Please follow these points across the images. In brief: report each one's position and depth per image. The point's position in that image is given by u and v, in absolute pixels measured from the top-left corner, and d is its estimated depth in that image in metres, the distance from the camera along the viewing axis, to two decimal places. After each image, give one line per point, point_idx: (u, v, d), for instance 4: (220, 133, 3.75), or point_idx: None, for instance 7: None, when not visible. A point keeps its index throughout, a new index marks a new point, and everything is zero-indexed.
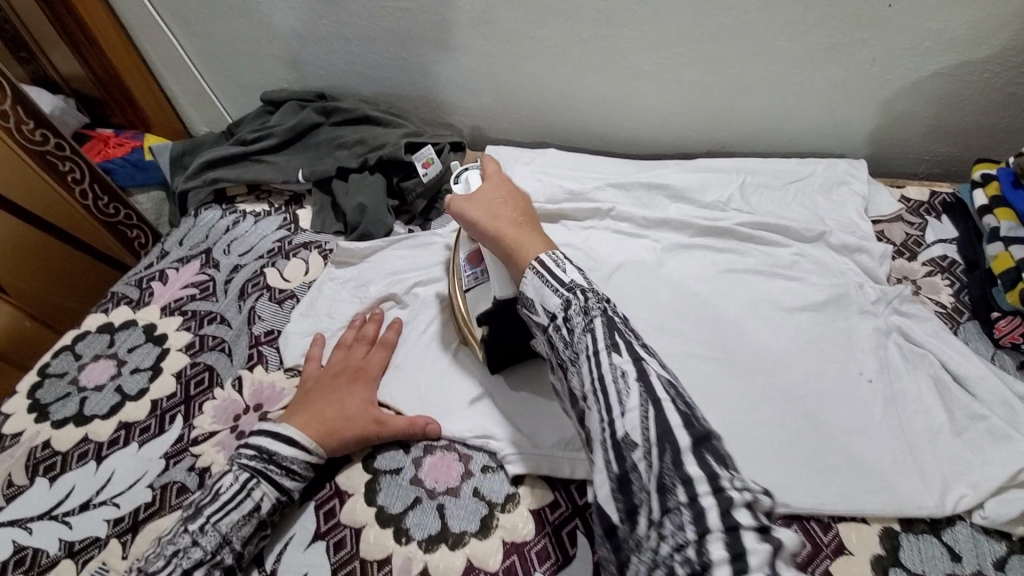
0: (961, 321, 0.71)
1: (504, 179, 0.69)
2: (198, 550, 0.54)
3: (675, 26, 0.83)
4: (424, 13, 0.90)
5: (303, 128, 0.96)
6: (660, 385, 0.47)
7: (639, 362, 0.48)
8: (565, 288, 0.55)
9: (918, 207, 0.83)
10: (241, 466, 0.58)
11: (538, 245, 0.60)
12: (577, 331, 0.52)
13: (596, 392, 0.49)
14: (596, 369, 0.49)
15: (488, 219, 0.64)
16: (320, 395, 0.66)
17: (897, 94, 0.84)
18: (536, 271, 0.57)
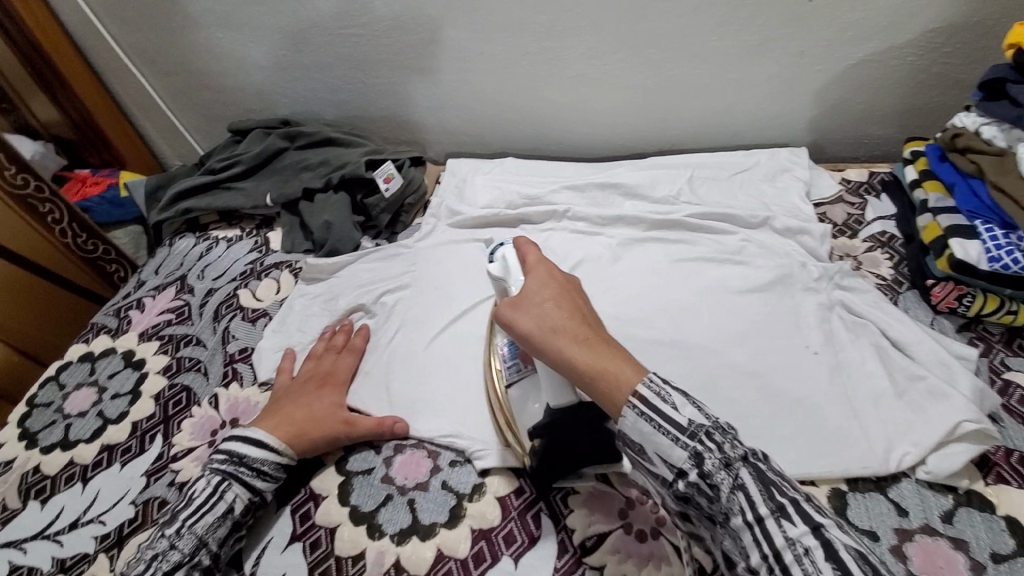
0: (901, 291, 0.74)
1: (553, 270, 0.55)
2: (175, 553, 0.55)
3: (615, 33, 0.87)
4: (379, 37, 0.95)
5: (268, 154, 1.00)
6: (853, 560, 0.37)
7: (817, 528, 0.39)
8: (688, 436, 0.43)
9: (858, 187, 0.87)
10: (212, 470, 0.60)
11: (629, 370, 0.47)
12: (724, 492, 0.42)
13: (772, 575, 0.39)
14: (766, 544, 0.40)
15: (554, 342, 0.49)
16: (290, 401, 0.68)
17: (830, 83, 0.89)
18: (640, 410, 0.44)
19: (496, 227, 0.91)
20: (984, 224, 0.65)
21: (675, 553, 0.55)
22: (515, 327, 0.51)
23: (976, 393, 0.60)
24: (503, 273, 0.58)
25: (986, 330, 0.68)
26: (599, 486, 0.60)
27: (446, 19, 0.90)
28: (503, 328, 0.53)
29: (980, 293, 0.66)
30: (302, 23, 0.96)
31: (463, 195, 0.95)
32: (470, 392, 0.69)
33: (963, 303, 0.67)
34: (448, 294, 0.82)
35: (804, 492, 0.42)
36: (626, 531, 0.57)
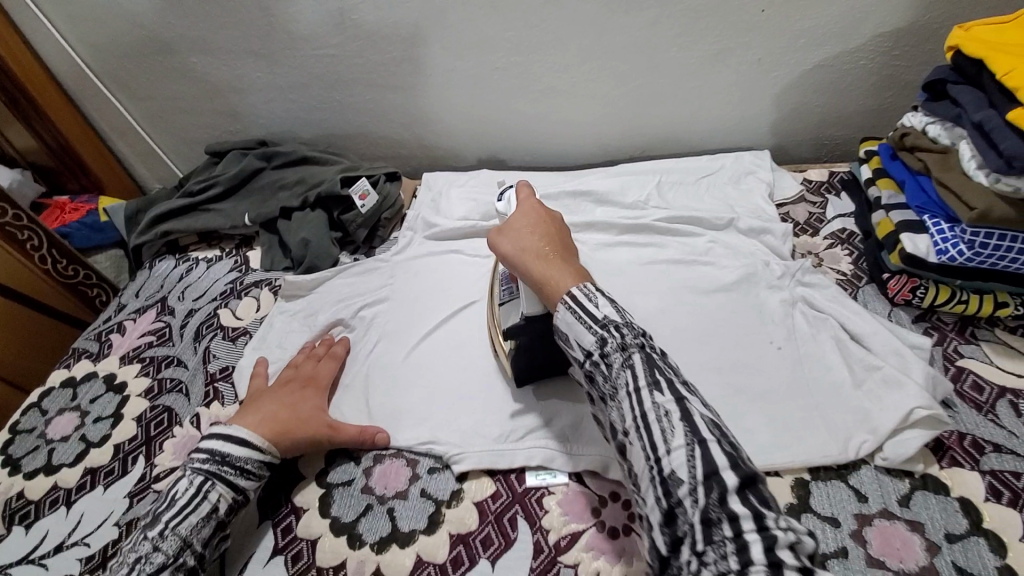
0: (861, 285, 0.76)
1: (539, 207, 0.69)
2: (159, 554, 0.56)
3: (579, 47, 0.90)
4: (351, 58, 0.97)
5: (245, 174, 1.02)
6: (704, 425, 0.46)
7: (681, 400, 0.47)
8: (600, 325, 0.53)
9: (819, 186, 0.90)
10: (194, 470, 0.61)
11: (570, 278, 0.59)
12: (616, 368, 0.51)
13: (638, 432, 0.48)
14: (639, 409, 0.48)
15: (518, 255, 0.64)
16: (273, 399, 0.70)
17: (788, 87, 0.92)
18: (568, 304, 0.55)
19: (470, 237, 0.93)
20: (932, 219, 0.66)
21: (646, 549, 0.57)
22: (498, 246, 0.66)
23: (929, 380, 0.63)
24: None
25: (940, 320, 0.70)
26: (572, 485, 0.63)
27: (415, 38, 0.92)
28: (490, 247, 0.68)
29: (932, 285, 0.69)
30: (275, 46, 0.98)
31: (438, 208, 0.97)
32: (447, 400, 0.71)
33: (917, 295, 0.70)
34: (425, 305, 0.84)
35: (683, 379, 0.51)
36: (599, 529, 0.59)
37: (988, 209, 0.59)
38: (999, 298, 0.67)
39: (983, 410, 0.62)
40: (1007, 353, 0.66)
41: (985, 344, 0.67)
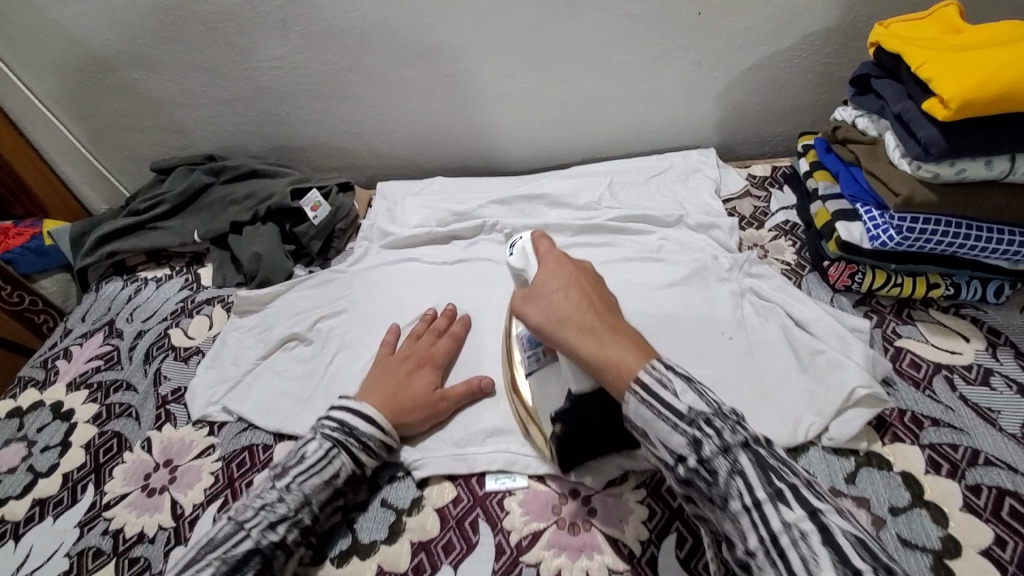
0: (804, 274, 0.79)
1: (566, 262, 0.59)
2: (283, 505, 0.56)
3: (526, 53, 0.92)
4: (298, 68, 0.96)
5: (193, 190, 1.00)
6: (851, 546, 0.38)
7: (814, 515, 0.40)
8: (687, 422, 0.45)
9: (762, 181, 0.94)
10: (324, 436, 0.61)
11: (632, 355, 0.49)
12: (722, 477, 0.43)
13: (768, 557, 0.40)
14: (764, 528, 0.41)
15: (557, 327, 0.54)
16: (389, 377, 0.68)
17: (729, 87, 0.96)
18: (640, 396, 0.46)
19: (427, 245, 0.93)
20: (863, 206, 0.70)
21: (606, 543, 0.57)
22: (529, 319, 0.56)
23: (868, 360, 0.65)
24: (523, 264, 0.62)
25: (879, 303, 0.73)
26: (533, 486, 0.63)
27: (362, 47, 0.92)
28: (519, 319, 0.58)
29: (869, 269, 0.72)
30: (219, 59, 0.96)
31: (395, 217, 0.97)
32: None
33: (855, 280, 0.73)
34: (383, 316, 0.83)
35: (806, 479, 0.43)
36: (560, 526, 0.59)
37: (911, 193, 0.62)
38: (931, 280, 0.71)
39: (920, 386, 0.65)
40: (941, 332, 0.69)
41: (921, 324, 0.71)
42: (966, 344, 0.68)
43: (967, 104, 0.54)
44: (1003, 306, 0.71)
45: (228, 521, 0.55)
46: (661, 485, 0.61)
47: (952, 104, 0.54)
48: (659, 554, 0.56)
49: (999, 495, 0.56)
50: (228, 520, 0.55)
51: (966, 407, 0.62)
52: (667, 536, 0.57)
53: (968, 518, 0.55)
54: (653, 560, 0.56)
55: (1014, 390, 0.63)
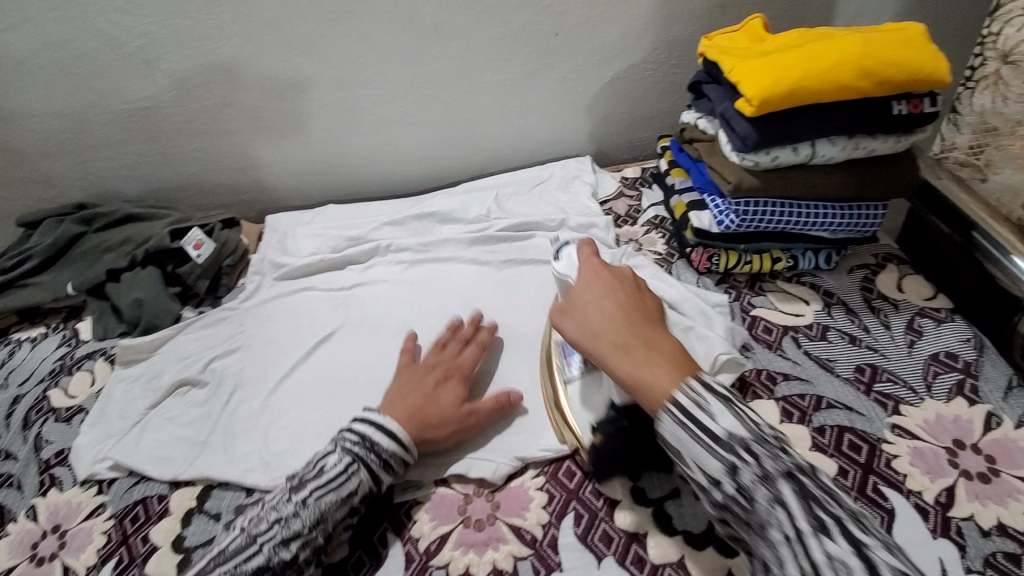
0: (674, 261, 0.87)
1: (605, 271, 0.60)
2: (298, 521, 0.56)
3: (402, 78, 0.95)
4: (169, 108, 0.95)
5: (65, 240, 0.94)
6: None
7: (861, 548, 0.41)
8: (725, 447, 0.46)
9: (634, 182, 1.02)
10: (345, 450, 0.61)
11: (668, 376, 0.50)
12: (762, 505, 0.44)
13: None
14: (806, 561, 0.41)
15: (593, 343, 0.55)
16: (414, 391, 0.67)
17: (595, 100, 1.04)
18: (675, 414, 0.48)
19: (324, 272, 0.93)
20: (709, 197, 0.79)
21: (509, 532, 0.60)
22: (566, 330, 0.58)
23: (727, 331, 0.73)
24: (567, 270, 0.64)
25: (736, 279, 0.82)
26: (439, 490, 0.65)
27: (235, 82, 0.93)
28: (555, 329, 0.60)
29: (723, 251, 0.81)
30: (79, 103, 0.92)
31: (287, 247, 0.96)
32: (312, 438, 0.72)
33: (713, 261, 0.81)
34: (284, 347, 0.83)
35: (850, 510, 0.44)
36: (466, 524, 0.61)
37: (739, 181, 0.72)
38: (774, 255, 0.81)
39: (774, 347, 0.74)
40: (786, 299, 0.79)
41: (771, 294, 0.80)
42: (807, 307, 0.78)
43: (764, 101, 0.64)
44: (834, 271, 0.82)
45: (244, 535, 0.56)
46: (558, 471, 0.65)
47: (755, 100, 0.64)
48: (559, 534, 0.60)
49: (840, 432, 0.64)
50: (244, 534, 0.56)
51: (810, 361, 0.72)
52: (565, 516, 0.61)
53: (817, 455, 0.63)
54: (553, 541, 0.59)
55: (846, 341, 0.73)
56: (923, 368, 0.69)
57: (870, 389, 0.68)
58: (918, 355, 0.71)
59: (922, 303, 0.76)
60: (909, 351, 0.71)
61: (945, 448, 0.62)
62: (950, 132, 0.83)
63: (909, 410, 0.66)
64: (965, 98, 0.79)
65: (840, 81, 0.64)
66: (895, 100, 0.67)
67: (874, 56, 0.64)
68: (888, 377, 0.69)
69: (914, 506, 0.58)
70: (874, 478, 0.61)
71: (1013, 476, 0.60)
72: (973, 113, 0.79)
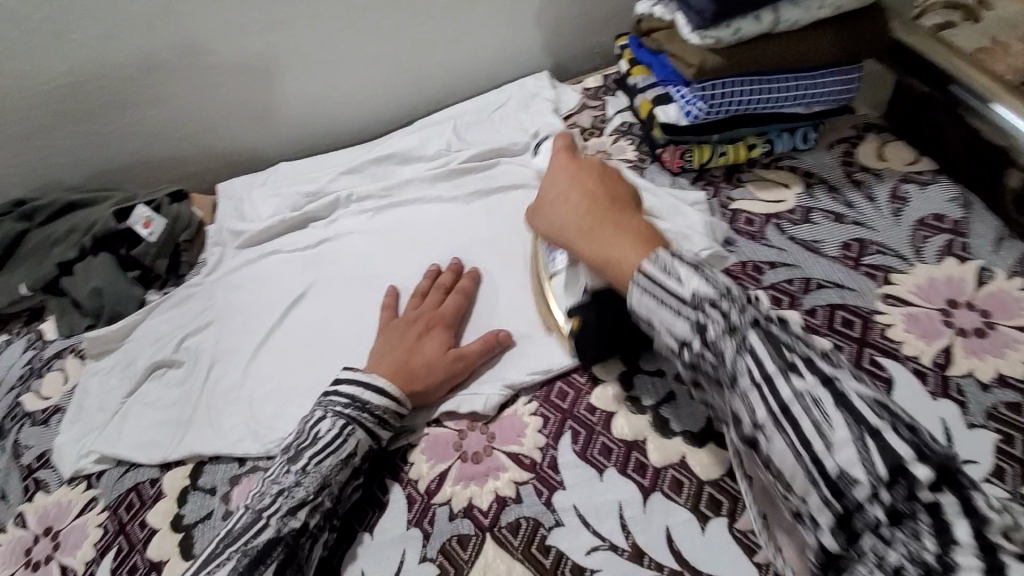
0: (646, 166, 0.81)
1: (573, 165, 0.62)
2: (302, 490, 0.53)
3: (331, 11, 0.88)
4: (86, 80, 0.87)
5: (6, 241, 0.89)
6: (869, 407, 0.36)
7: (830, 379, 0.38)
8: (691, 306, 0.44)
9: (597, 92, 0.96)
10: (336, 413, 0.58)
11: (633, 251, 0.51)
12: (729, 356, 0.42)
13: (777, 427, 0.39)
14: (774, 402, 0.39)
15: (561, 233, 0.59)
16: (397, 345, 0.65)
17: (543, 7, 0.97)
18: (642, 284, 0.47)
19: (285, 233, 0.88)
20: (674, 88, 0.73)
21: (508, 459, 0.59)
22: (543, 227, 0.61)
23: (705, 226, 0.70)
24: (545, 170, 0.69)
25: (713, 174, 0.78)
26: (432, 431, 0.63)
27: (149, 40, 0.85)
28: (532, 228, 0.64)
29: (695, 146, 0.76)
30: None
31: (242, 213, 0.91)
32: (297, 400, 0.70)
33: (687, 159, 0.76)
34: (255, 315, 0.80)
35: (820, 348, 0.41)
36: (463, 459, 0.60)
37: (703, 62, 0.67)
38: (750, 142, 0.76)
39: (757, 238, 0.70)
40: (766, 187, 0.75)
41: (750, 184, 0.76)
42: (789, 191, 0.74)
43: None
44: (813, 150, 0.77)
45: (249, 513, 0.53)
46: (549, 394, 0.63)
47: None
48: (557, 455, 0.58)
49: (832, 311, 0.62)
50: (248, 512, 0.53)
51: (795, 245, 0.69)
52: (562, 436, 0.60)
53: (811, 337, 0.61)
54: (553, 462, 0.58)
55: (831, 220, 0.70)
56: (913, 234, 0.67)
57: (860, 263, 0.65)
58: (907, 222, 0.68)
59: (906, 169, 0.72)
60: (897, 219, 0.68)
61: (940, 310, 0.61)
62: None
63: (900, 277, 0.64)
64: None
65: None
66: None
67: None
68: (877, 249, 0.66)
69: (912, 372, 0.57)
70: (870, 350, 0.59)
71: (1009, 327, 0.58)
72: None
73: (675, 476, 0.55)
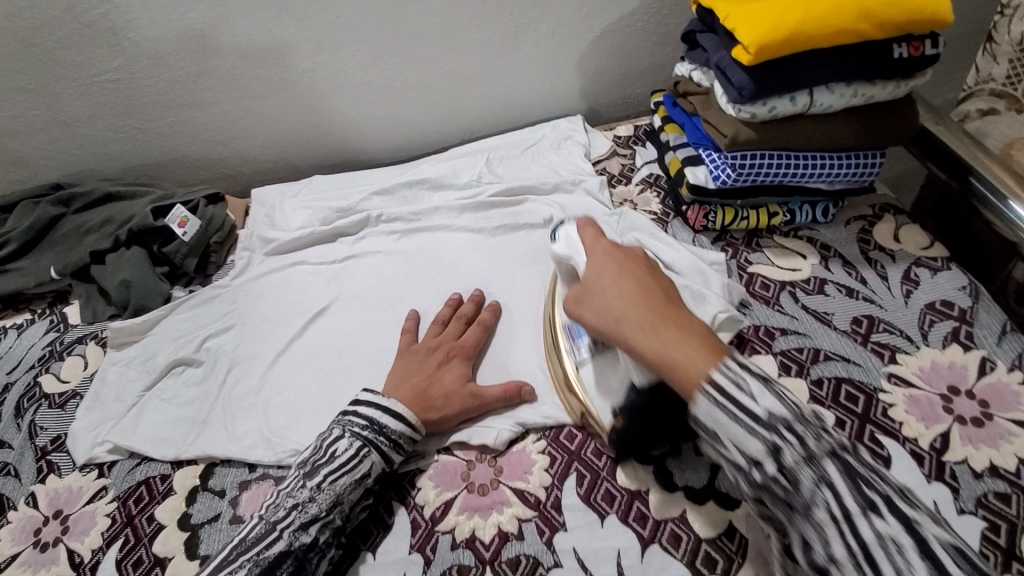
0: (669, 221, 0.85)
1: (617, 253, 0.56)
2: (315, 505, 0.56)
3: (383, 40, 0.92)
4: (142, 79, 0.90)
5: (42, 223, 0.91)
6: (947, 555, 0.40)
7: (906, 522, 0.42)
8: (768, 428, 0.44)
9: (627, 140, 1.00)
10: (354, 433, 0.60)
11: (703, 357, 0.47)
12: (807, 488, 0.43)
13: (857, 566, 0.41)
14: (855, 540, 0.42)
15: (610, 326, 0.52)
16: (417, 371, 0.67)
17: (585, 56, 1.01)
18: (713, 398, 0.45)
19: (313, 245, 0.91)
20: (705, 152, 0.77)
21: (513, 495, 0.61)
22: (584, 319, 0.55)
23: (724, 287, 0.72)
24: (569, 250, 0.60)
25: (733, 237, 0.81)
26: (442, 459, 0.65)
27: (207, 49, 0.88)
28: (570, 318, 0.57)
29: (719, 208, 0.79)
30: (44, 78, 0.88)
31: (274, 222, 0.94)
32: (312, 412, 0.72)
33: (710, 219, 0.80)
34: (278, 323, 0.82)
35: (888, 482, 0.44)
36: (469, 490, 0.62)
37: (736, 134, 0.71)
38: (771, 210, 0.79)
39: (771, 304, 0.73)
40: (783, 254, 0.78)
41: (768, 250, 0.79)
42: (805, 261, 0.77)
43: (762, 48, 0.62)
44: (831, 224, 0.81)
45: (262, 522, 0.55)
46: (559, 434, 0.65)
47: (751, 49, 0.63)
48: (562, 496, 0.60)
49: (837, 384, 0.65)
50: (261, 522, 0.55)
51: (807, 315, 0.71)
52: (568, 477, 0.62)
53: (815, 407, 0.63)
54: (556, 502, 0.60)
55: (843, 294, 0.73)
56: (921, 318, 0.69)
57: (868, 340, 0.68)
58: (915, 305, 0.71)
59: (918, 253, 0.75)
60: (906, 301, 0.71)
61: (941, 395, 0.63)
62: (985, 62, 0.84)
63: (905, 359, 0.66)
64: (1002, 26, 0.81)
65: (841, 25, 0.62)
66: (896, 43, 0.65)
67: None
68: (885, 328, 0.69)
69: (910, 453, 0.59)
70: (871, 427, 0.61)
71: (1005, 419, 0.61)
72: (1010, 41, 0.80)
73: (674, 530, 0.57)
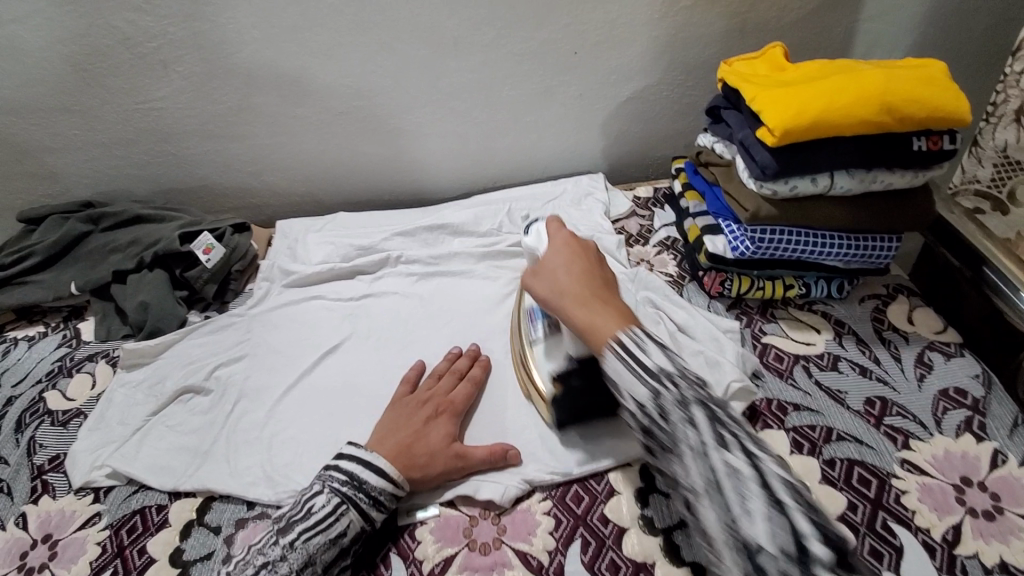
0: (684, 284, 0.86)
1: (573, 243, 0.66)
2: (285, 565, 0.55)
3: (418, 91, 0.95)
4: (184, 110, 0.94)
5: (67, 240, 0.93)
6: (783, 488, 0.43)
7: (754, 461, 0.45)
8: (652, 375, 0.49)
9: (647, 202, 1.02)
10: (332, 489, 0.60)
11: (614, 322, 0.55)
12: (675, 425, 0.48)
13: (709, 496, 0.45)
14: (708, 472, 0.45)
15: (556, 300, 0.61)
16: (405, 423, 0.66)
17: (610, 118, 1.05)
18: (617, 352, 0.52)
19: (330, 281, 0.92)
20: (724, 222, 0.79)
21: (515, 557, 0.60)
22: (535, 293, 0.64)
23: (739, 357, 0.72)
24: (535, 244, 0.68)
25: (748, 305, 0.82)
26: (445, 514, 0.63)
27: (250, 86, 0.92)
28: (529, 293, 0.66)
29: (736, 277, 0.81)
30: (92, 102, 0.91)
31: (296, 254, 0.96)
32: (315, 451, 0.71)
33: (726, 286, 0.81)
34: (289, 356, 0.82)
35: (749, 432, 0.48)
36: (471, 548, 0.61)
37: (757, 209, 0.73)
38: (786, 282, 0.81)
39: (784, 376, 0.73)
40: (797, 327, 0.79)
41: (781, 321, 0.80)
42: (818, 335, 0.77)
43: (787, 131, 0.65)
44: (846, 300, 0.82)
45: None
46: (565, 495, 0.64)
47: (777, 131, 0.65)
48: (565, 562, 0.59)
49: (850, 466, 0.64)
50: None
51: (820, 391, 0.71)
52: (572, 543, 0.60)
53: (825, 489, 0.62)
54: (559, 569, 0.58)
55: (857, 372, 0.73)
56: (933, 404, 0.69)
57: (880, 423, 0.68)
58: (929, 390, 0.70)
59: (932, 337, 0.76)
60: (920, 385, 0.71)
61: (954, 485, 0.62)
62: (971, 165, 0.87)
63: (919, 445, 0.66)
64: (986, 133, 0.85)
65: (864, 116, 0.65)
66: (916, 136, 0.68)
67: (896, 93, 0.65)
68: (898, 411, 0.69)
69: (922, 544, 0.58)
70: (883, 514, 0.60)
71: (1017, 514, 0.60)
72: (994, 147, 0.84)
73: None
